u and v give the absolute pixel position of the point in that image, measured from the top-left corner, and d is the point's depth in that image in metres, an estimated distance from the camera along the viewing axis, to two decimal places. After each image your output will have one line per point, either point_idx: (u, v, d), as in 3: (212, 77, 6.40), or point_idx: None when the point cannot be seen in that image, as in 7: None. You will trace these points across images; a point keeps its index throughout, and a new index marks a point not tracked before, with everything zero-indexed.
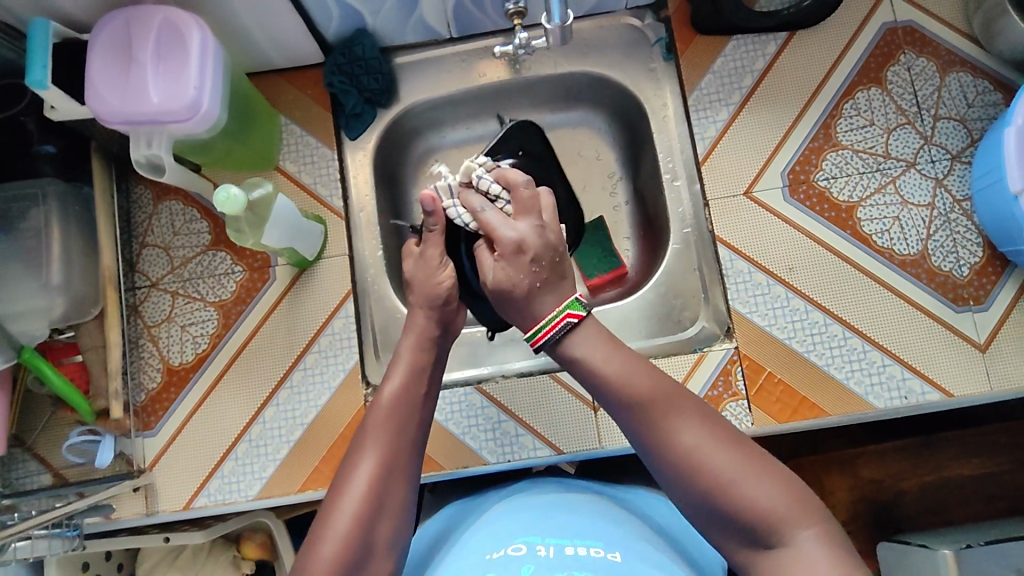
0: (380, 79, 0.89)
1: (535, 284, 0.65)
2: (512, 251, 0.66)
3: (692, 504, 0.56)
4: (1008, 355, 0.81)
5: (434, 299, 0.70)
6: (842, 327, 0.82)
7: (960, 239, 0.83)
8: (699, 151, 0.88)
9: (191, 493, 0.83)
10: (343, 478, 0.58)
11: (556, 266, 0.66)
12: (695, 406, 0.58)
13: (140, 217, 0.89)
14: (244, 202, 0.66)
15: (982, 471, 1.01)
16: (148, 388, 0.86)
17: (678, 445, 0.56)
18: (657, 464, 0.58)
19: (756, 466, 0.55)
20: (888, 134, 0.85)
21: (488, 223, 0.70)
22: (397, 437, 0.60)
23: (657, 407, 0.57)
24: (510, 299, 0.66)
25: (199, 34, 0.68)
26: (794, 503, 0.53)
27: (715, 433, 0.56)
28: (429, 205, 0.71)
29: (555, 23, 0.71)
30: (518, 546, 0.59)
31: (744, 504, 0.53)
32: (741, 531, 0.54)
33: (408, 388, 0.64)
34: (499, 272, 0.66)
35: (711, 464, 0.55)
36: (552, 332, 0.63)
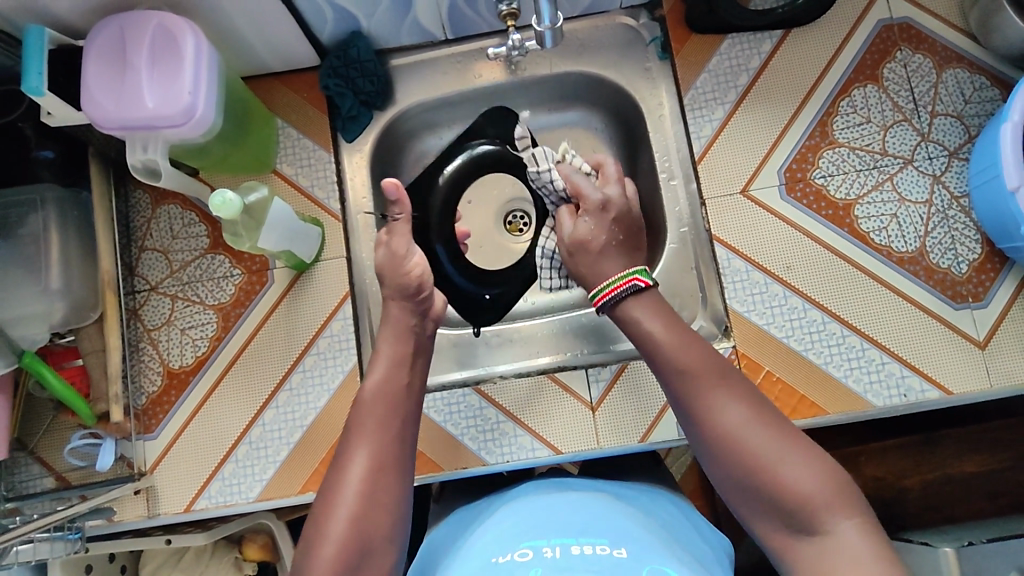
0: (375, 81, 0.89)
1: (611, 241, 0.72)
2: (596, 211, 0.74)
3: (731, 481, 0.57)
4: (1008, 352, 0.80)
5: (406, 290, 0.74)
6: (840, 326, 0.82)
7: (958, 235, 0.83)
8: (695, 150, 0.88)
9: (192, 496, 0.84)
10: (336, 477, 0.59)
11: (630, 235, 0.74)
12: (740, 387, 0.60)
13: (139, 221, 0.89)
14: (239, 207, 0.66)
15: (985, 468, 1.00)
16: (149, 391, 0.86)
17: (720, 421, 0.58)
18: (701, 437, 0.60)
19: (799, 450, 0.56)
20: (885, 131, 0.85)
21: (576, 185, 0.77)
22: (384, 431, 0.62)
23: (703, 383, 0.60)
24: (583, 249, 0.72)
25: (193, 39, 0.69)
26: (834, 490, 0.54)
27: (759, 414, 0.58)
28: (391, 192, 0.75)
29: (545, 25, 0.70)
30: (524, 551, 0.58)
31: (782, 484, 0.54)
32: (779, 512, 0.55)
33: (391, 379, 0.67)
34: (581, 225, 0.74)
35: (752, 443, 0.56)
36: (620, 289, 0.68)
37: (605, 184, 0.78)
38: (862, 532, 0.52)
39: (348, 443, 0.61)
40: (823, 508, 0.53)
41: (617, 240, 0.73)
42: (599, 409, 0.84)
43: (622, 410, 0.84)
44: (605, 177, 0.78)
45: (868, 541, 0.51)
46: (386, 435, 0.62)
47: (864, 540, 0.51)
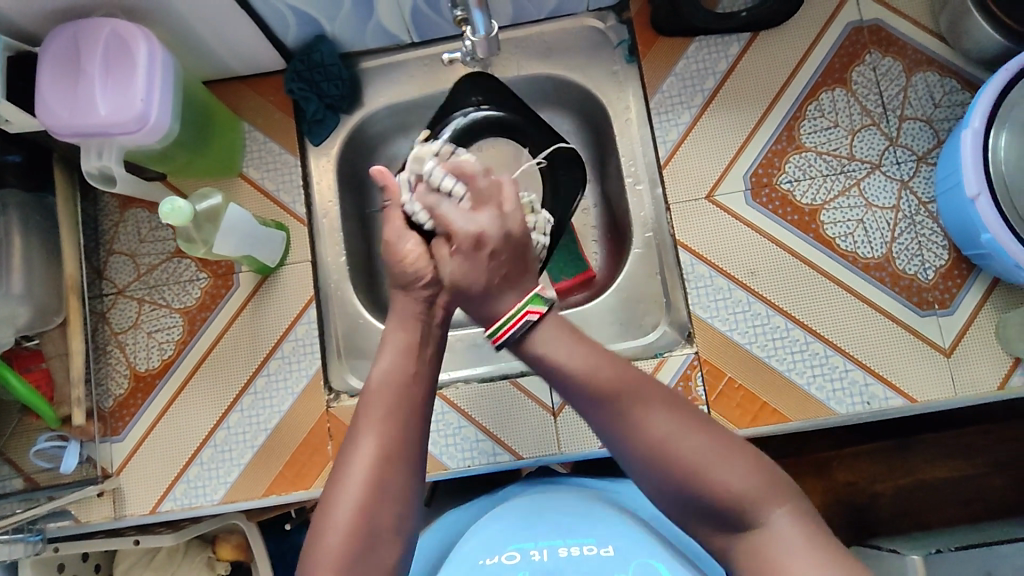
0: (340, 85, 0.89)
1: (493, 281, 0.66)
2: (471, 246, 0.67)
3: (665, 490, 0.58)
4: (974, 360, 0.79)
5: (403, 281, 0.70)
6: (803, 332, 0.81)
7: (925, 241, 0.82)
8: (661, 154, 0.87)
9: (158, 497, 0.84)
10: (342, 469, 0.60)
11: (517, 260, 0.67)
12: (663, 396, 0.60)
13: (107, 225, 0.90)
14: (190, 214, 0.67)
15: (958, 474, 0.98)
16: (116, 394, 0.86)
17: (648, 434, 0.58)
18: (631, 453, 0.59)
19: (724, 449, 0.57)
20: (853, 135, 0.84)
21: (446, 219, 0.70)
22: (394, 421, 0.62)
23: (626, 399, 0.59)
24: (467, 295, 0.67)
25: (146, 46, 0.70)
26: (763, 484, 0.56)
27: (686, 420, 0.59)
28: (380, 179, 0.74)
29: (480, 36, 0.73)
30: (511, 553, 0.61)
31: (717, 486, 0.56)
32: (714, 513, 0.57)
33: (400, 366, 0.65)
34: (456, 268, 0.67)
35: (680, 450, 0.57)
36: (513, 329, 0.64)
37: (478, 205, 0.70)
38: (797, 522, 0.55)
39: (355, 428, 0.62)
40: (758, 501, 0.55)
41: (499, 278, 0.66)
42: (560, 413, 0.84)
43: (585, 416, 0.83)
44: (477, 198, 0.70)
45: (800, 527, 0.55)
46: (398, 424, 0.62)
47: (797, 528, 0.55)
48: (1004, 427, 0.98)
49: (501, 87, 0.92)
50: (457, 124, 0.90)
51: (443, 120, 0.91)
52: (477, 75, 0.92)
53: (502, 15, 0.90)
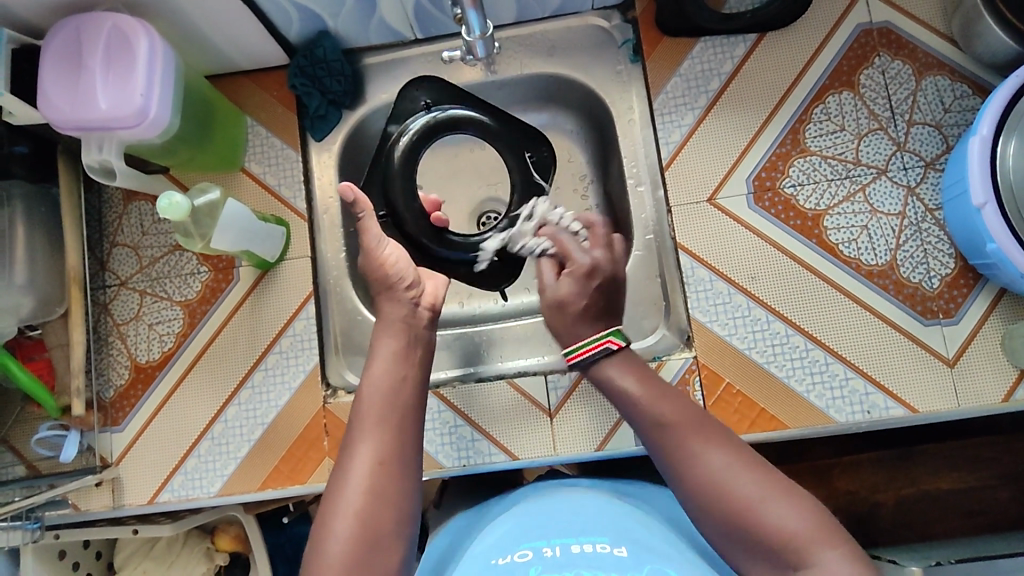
0: (342, 81, 0.90)
1: (590, 307, 0.74)
2: (583, 274, 0.76)
3: (715, 527, 0.58)
4: (977, 370, 0.78)
5: (385, 283, 0.73)
6: (804, 338, 0.80)
7: (931, 250, 0.80)
8: (663, 156, 0.86)
9: (156, 488, 0.85)
10: (340, 477, 0.60)
11: (613, 298, 0.76)
12: (719, 433, 0.61)
13: (111, 217, 0.91)
14: (187, 208, 0.67)
15: (960, 485, 0.96)
16: (116, 384, 0.87)
17: (702, 470, 0.59)
18: (685, 487, 0.60)
19: (779, 490, 0.57)
20: (859, 140, 0.83)
21: (565, 246, 0.80)
22: (393, 426, 0.63)
23: (683, 433, 0.61)
24: (560, 311, 0.74)
25: (147, 41, 0.71)
26: (816, 526, 0.55)
27: (740, 458, 0.59)
28: (349, 196, 0.70)
29: (476, 34, 0.74)
30: (524, 552, 0.59)
31: (768, 525, 0.55)
32: (765, 553, 0.56)
33: (393, 372, 0.67)
34: (564, 285, 0.75)
35: (734, 487, 0.57)
36: (593, 351, 0.69)
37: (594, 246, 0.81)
38: (853, 562, 0.53)
39: (350, 438, 0.63)
40: (809, 540, 0.54)
41: (595, 307, 0.74)
42: (556, 415, 0.83)
43: (580, 418, 0.83)
44: (595, 239, 0.82)
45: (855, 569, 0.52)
46: (392, 429, 0.63)
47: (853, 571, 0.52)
48: (1010, 438, 0.96)
49: (446, 85, 0.90)
50: (420, 124, 0.87)
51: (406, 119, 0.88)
52: (422, 79, 0.90)
53: (505, 13, 0.90)
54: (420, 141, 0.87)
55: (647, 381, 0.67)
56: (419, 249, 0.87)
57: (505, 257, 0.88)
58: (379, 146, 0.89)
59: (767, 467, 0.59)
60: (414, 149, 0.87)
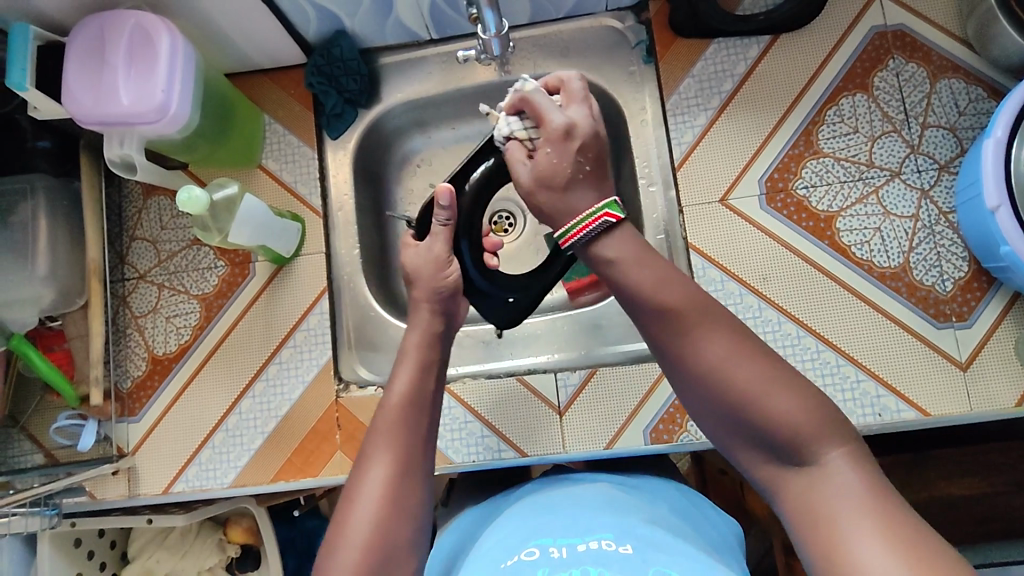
0: (358, 80, 0.91)
1: (578, 175, 0.62)
2: (559, 137, 0.63)
3: (714, 415, 0.56)
4: (990, 374, 0.77)
5: (439, 293, 0.73)
6: (814, 340, 0.80)
7: (944, 252, 0.80)
8: (676, 156, 0.86)
9: (170, 479, 0.86)
10: (355, 485, 0.60)
11: (599, 164, 0.63)
12: (722, 318, 0.56)
13: (130, 211, 0.92)
14: (206, 202, 0.68)
15: (974, 491, 0.94)
16: (134, 375, 0.89)
17: (706, 362, 0.55)
18: (682, 377, 0.57)
19: (781, 381, 0.53)
20: (872, 142, 0.83)
21: (534, 109, 0.66)
22: (409, 437, 0.63)
23: (689, 320, 0.56)
24: (546, 186, 0.62)
25: (168, 39, 0.72)
26: (818, 419, 0.52)
27: (743, 348, 0.55)
28: (445, 198, 0.73)
29: (491, 33, 0.74)
30: (531, 550, 0.59)
31: (766, 418, 0.53)
32: (763, 442, 0.54)
33: (416, 386, 0.67)
34: (543, 158, 0.63)
35: (735, 377, 0.54)
36: (586, 231, 0.59)
37: (568, 103, 0.66)
38: (854, 463, 0.51)
39: (368, 450, 0.62)
40: (811, 437, 0.52)
41: (585, 172, 0.62)
42: (566, 413, 0.84)
43: (589, 415, 0.83)
44: (570, 96, 0.66)
45: (857, 472, 0.50)
46: (409, 441, 0.63)
47: (852, 470, 0.50)
48: None
49: None
50: None
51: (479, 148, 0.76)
52: None
53: (519, 14, 0.91)
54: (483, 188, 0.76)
55: (649, 262, 0.58)
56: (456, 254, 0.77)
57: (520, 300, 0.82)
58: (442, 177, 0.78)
59: (774, 361, 0.55)
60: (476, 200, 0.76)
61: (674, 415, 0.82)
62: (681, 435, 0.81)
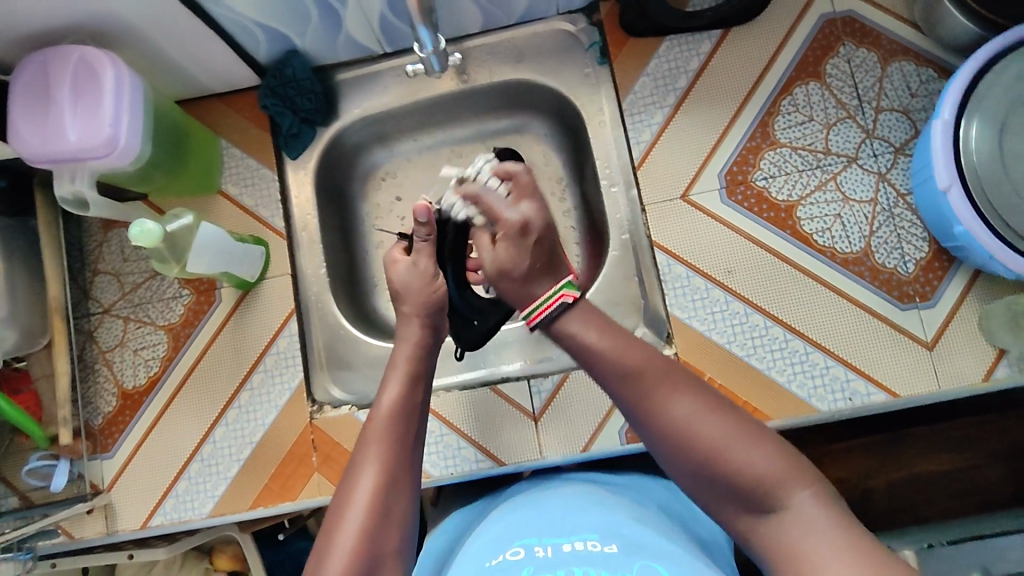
0: (313, 98, 0.90)
1: (535, 266, 0.68)
2: (517, 233, 0.69)
3: (687, 473, 0.57)
4: (957, 352, 0.78)
5: (429, 307, 0.72)
6: (782, 329, 0.80)
7: (904, 234, 0.81)
8: (635, 155, 0.87)
9: (148, 512, 0.85)
10: (344, 493, 0.59)
11: (552, 251, 0.70)
12: (683, 377, 0.59)
13: (92, 245, 0.91)
14: (160, 235, 0.67)
15: (953, 467, 0.95)
16: (105, 412, 0.88)
17: (671, 422, 0.57)
18: (652, 437, 0.59)
19: (746, 432, 0.56)
20: (828, 129, 0.83)
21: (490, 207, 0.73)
22: (398, 445, 0.62)
23: (652, 380, 0.59)
24: (508, 277, 0.69)
25: (113, 72, 0.71)
26: (786, 465, 0.54)
27: (707, 404, 0.57)
28: (423, 215, 0.74)
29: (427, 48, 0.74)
30: (516, 550, 0.59)
31: (737, 469, 0.54)
32: (737, 495, 0.55)
33: (406, 394, 0.66)
34: (501, 253, 0.69)
35: (702, 432, 0.56)
36: (550, 309, 0.65)
37: (519, 198, 0.73)
38: (821, 502, 0.53)
39: (357, 459, 0.61)
40: (777, 483, 0.54)
41: (540, 265, 0.69)
42: (541, 419, 0.84)
43: (565, 419, 0.83)
44: (520, 189, 0.73)
45: (823, 508, 0.53)
46: (398, 449, 0.62)
47: (821, 509, 0.52)
48: (1002, 418, 0.94)
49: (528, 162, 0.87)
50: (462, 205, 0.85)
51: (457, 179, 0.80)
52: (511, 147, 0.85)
53: (471, 23, 0.90)
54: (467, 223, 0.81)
55: (610, 332, 0.63)
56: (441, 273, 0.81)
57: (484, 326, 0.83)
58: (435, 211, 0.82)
59: (737, 413, 0.57)
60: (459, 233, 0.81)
61: None
62: None
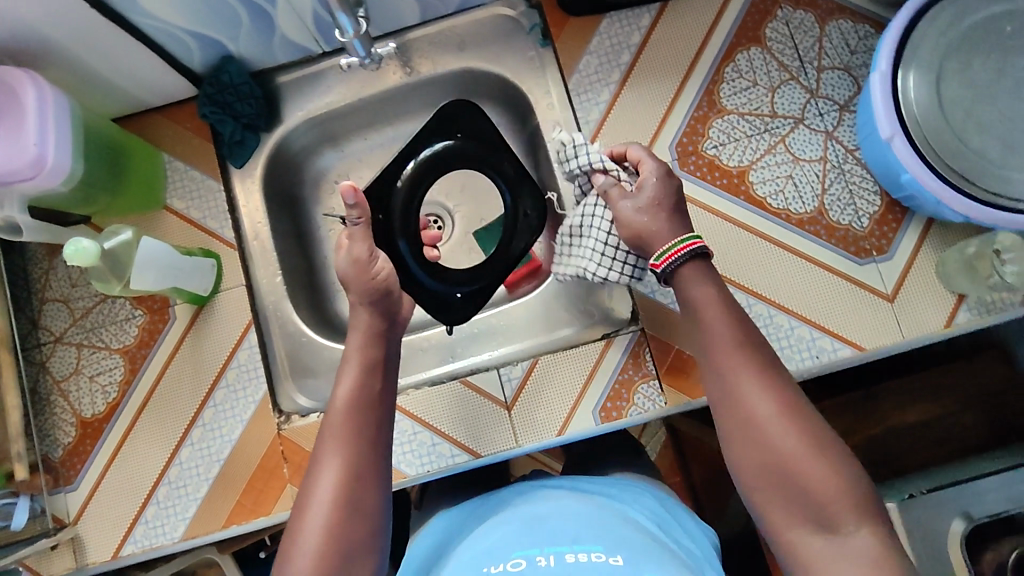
0: (253, 103, 0.88)
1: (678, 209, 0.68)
2: (663, 172, 0.69)
3: (756, 471, 0.56)
4: (918, 301, 0.78)
5: (372, 293, 0.70)
6: (745, 295, 0.80)
7: (856, 190, 0.81)
8: (586, 134, 0.86)
9: (118, 542, 0.82)
10: (307, 492, 0.58)
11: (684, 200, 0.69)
12: (776, 376, 0.58)
13: (37, 273, 0.88)
14: (97, 252, 0.65)
15: (927, 416, 0.95)
16: (64, 443, 0.85)
17: (749, 415, 0.57)
18: (727, 423, 0.58)
19: (829, 452, 0.54)
20: (773, 93, 0.83)
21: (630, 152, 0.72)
22: (359, 440, 0.61)
23: (742, 371, 0.58)
24: (654, 214, 0.66)
25: (35, 90, 0.69)
26: (857, 495, 0.53)
27: (794, 411, 0.56)
28: (349, 197, 0.69)
29: (348, 34, 0.73)
30: (516, 560, 0.57)
31: (807, 482, 0.53)
32: (802, 507, 0.54)
33: (363, 385, 0.65)
34: (649, 188, 0.68)
35: (783, 436, 0.55)
36: (688, 249, 0.63)
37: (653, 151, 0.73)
38: (879, 541, 0.52)
39: (317, 458, 0.60)
40: (841, 509, 0.53)
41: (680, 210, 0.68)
42: (514, 407, 0.83)
43: (538, 405, 0.82)
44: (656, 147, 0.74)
45: (878, 544, 0.52)
46: (359, 443, 0.61)
47: (875, 543, 0.52)
48: (972, 364, 0.95)
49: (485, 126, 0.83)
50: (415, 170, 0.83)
51: (425, 142, 0.83)
52: (458, 106, 0.83)
53: (409, 15, 0.89)
54: (413, 193, 0.83)
55: (730, 305, 0.62)
56: (394, 250, 0.82)
57: (469, 297, 0.83)
58: (369, 186, 0.83)
59: (816, 428, 0.55)
60: (410, 201, 0.83)
61: (620, 390, 0.81)
62: (630, 410, 0.81)
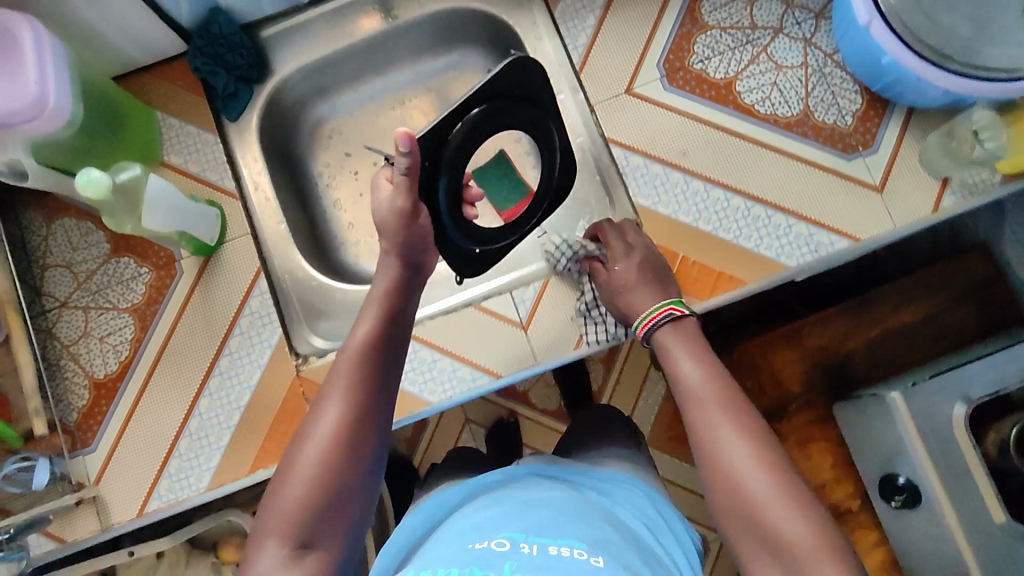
0: (244, 53, 0.88)
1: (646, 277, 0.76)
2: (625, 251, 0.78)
3: (733, 512, 0.56)
4: (905, 189, 0.82)
5: (399, 234, 0.71)
6: (742, 199, 0.83)
7: (837, 90, 0.85)
8: (575, 60, 0.89)
9: (142, 499, 0.82)
10: (309, 422, 0.59)
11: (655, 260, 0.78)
12: (750, 424, 0.59)
13: (35, 241, 0.87)
14: (109, 183, 0.65)
15: (922, 315, 0.99)
16: (79, 406, 0.84)
17: (725, 460, 0.57)
18: (707, 464, 0.58)
19: (802, 503, 0.54)
20: (751, 6, 0.87)
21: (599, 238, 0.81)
22: (366, 380, 0.62)
23: (716, 418, 0.59)
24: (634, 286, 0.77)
25: (31, 33, 0.71)
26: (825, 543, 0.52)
27: (768, 458, 0.56)
28: (404, 144, 0.66)
29: None
30: (501, 541, 0.52)
31: (773, 526, 0.53)
32: (771, 549, 0.53)
33: (380, 331, 0.66)
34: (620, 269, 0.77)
35: (757, 477, 0.55)
36: (655, 320, 0.71)
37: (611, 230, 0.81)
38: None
39: (325, 393, 0.61)
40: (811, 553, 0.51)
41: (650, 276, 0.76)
42: (530, 326, 0.85)
43: (552, 322, 0.84)
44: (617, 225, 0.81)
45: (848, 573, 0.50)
46: (368, 386, 0.61)
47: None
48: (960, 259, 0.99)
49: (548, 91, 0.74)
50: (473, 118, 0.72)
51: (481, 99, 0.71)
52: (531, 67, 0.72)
53: None
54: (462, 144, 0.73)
55: (699, 356, 0.66)
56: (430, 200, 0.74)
57: (488, 253, 0.81)
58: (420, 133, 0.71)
59: (792, 478, 0.55)
60: (457, 155, 0.74)
61: None
62: None
